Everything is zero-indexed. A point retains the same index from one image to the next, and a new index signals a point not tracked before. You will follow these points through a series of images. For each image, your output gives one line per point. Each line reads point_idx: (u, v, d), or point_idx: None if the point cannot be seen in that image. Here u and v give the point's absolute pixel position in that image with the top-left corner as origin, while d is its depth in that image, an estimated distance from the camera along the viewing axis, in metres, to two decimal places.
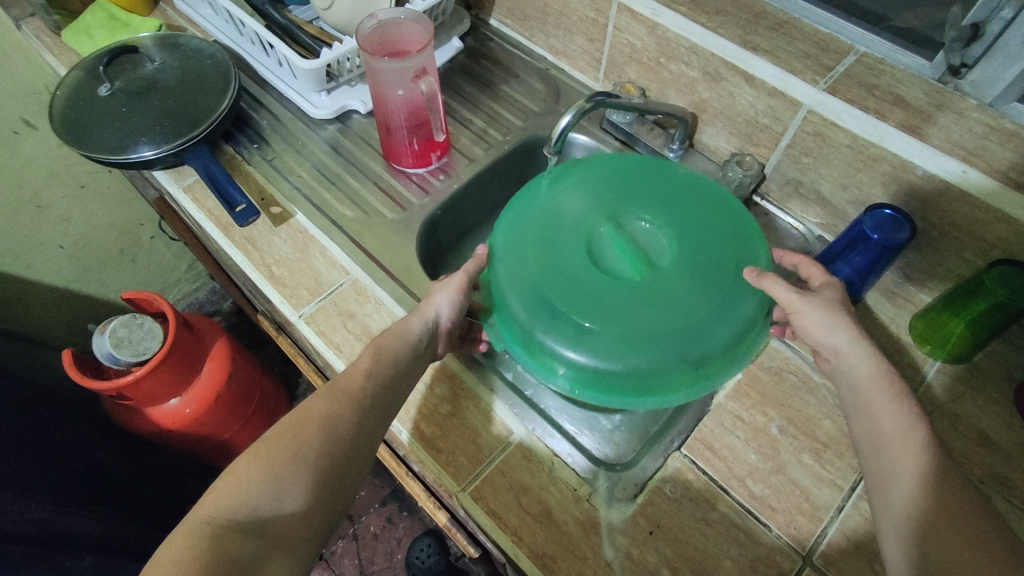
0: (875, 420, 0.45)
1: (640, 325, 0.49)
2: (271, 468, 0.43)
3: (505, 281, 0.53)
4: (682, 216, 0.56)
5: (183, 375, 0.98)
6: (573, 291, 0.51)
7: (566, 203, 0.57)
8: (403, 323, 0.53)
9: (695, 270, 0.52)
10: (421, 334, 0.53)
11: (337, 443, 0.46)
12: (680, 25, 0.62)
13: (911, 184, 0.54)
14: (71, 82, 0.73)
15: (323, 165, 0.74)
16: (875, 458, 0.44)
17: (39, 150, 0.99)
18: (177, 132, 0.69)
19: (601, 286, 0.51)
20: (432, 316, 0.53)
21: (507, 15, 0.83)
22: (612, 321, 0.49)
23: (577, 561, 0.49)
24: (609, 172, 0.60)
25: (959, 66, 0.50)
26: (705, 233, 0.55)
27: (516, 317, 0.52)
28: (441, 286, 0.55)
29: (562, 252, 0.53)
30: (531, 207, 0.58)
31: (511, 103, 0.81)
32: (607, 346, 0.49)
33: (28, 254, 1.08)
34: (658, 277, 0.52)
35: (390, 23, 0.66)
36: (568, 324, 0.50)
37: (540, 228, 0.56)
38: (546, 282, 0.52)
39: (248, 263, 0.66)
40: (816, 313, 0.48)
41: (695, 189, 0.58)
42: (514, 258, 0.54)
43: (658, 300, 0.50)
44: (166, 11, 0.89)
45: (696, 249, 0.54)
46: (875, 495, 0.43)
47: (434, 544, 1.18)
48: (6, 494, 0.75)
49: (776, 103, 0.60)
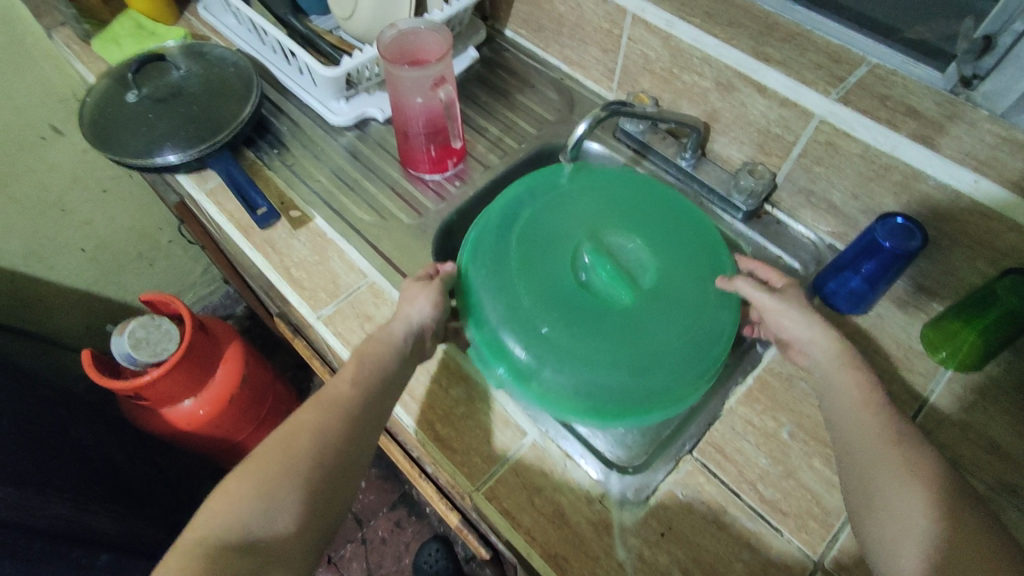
0: (854, 409, 0.46)
1: (640, 348, 0.51)
2: (266, 476, 0.44)
3: (496, 312, 0.53)
4: (655, 236, 0.59)
5: (199, 377, 1.00)
6: (570, 317, 0.52)
7: (546, 227, 0.58)
8: (386, 327, 0.53)
9: (677, 290, 0.55)
10: (407, 336, 0.53)
11: (346, 442, 0.48)
12: (694, 36, 0.63)
13: (923, 194, 0.55)
14: (99, 90, 0.76)
15: (340, 171, 0.76)
16: (847, 438, 0.46)
17: (65, 154, 1.02)
18: (200, 138, 0.70)
19: (597, 311, 0.53)
20: (413, 318, 0.53)
21: (523, 26, 0.85)
22: (614, 344, 0.51)
23: (589, 561, 0.49)
24: (580, 194, 0.61)
25: (971, 77, 0.52)
26: (675, 249, 0.58)
27: (515, 347, 0.51)
28: (417, 288, 0.55)
29: (554, 277, 0.54)
30: (509, 233, 0.58)
31: (525, 112, 0.82)
32: (612, 369, 0.50)
33: (51, 257, 1.12)
34: (648, 300, 0.54)
35: (409, 33, 0.68)
36: (572, 350, 0.50)
37: (524, 255, 0.56)
38: (542, 310, 0.52)
39: (268, 265, 0.67)
40: (783, 313, 0.52)
41: (663, 210, 0.61)
42: (503, 286, 0.54)
43: (652, 321, 0.53)
44: (191, 21, 0.91)
45: (672, 266, 0.57)
46: (849, 475, 0.45)
47: (441, 549, 1.19)
48: (23, 489, 0.76)
49: (788, 114, 0.61)
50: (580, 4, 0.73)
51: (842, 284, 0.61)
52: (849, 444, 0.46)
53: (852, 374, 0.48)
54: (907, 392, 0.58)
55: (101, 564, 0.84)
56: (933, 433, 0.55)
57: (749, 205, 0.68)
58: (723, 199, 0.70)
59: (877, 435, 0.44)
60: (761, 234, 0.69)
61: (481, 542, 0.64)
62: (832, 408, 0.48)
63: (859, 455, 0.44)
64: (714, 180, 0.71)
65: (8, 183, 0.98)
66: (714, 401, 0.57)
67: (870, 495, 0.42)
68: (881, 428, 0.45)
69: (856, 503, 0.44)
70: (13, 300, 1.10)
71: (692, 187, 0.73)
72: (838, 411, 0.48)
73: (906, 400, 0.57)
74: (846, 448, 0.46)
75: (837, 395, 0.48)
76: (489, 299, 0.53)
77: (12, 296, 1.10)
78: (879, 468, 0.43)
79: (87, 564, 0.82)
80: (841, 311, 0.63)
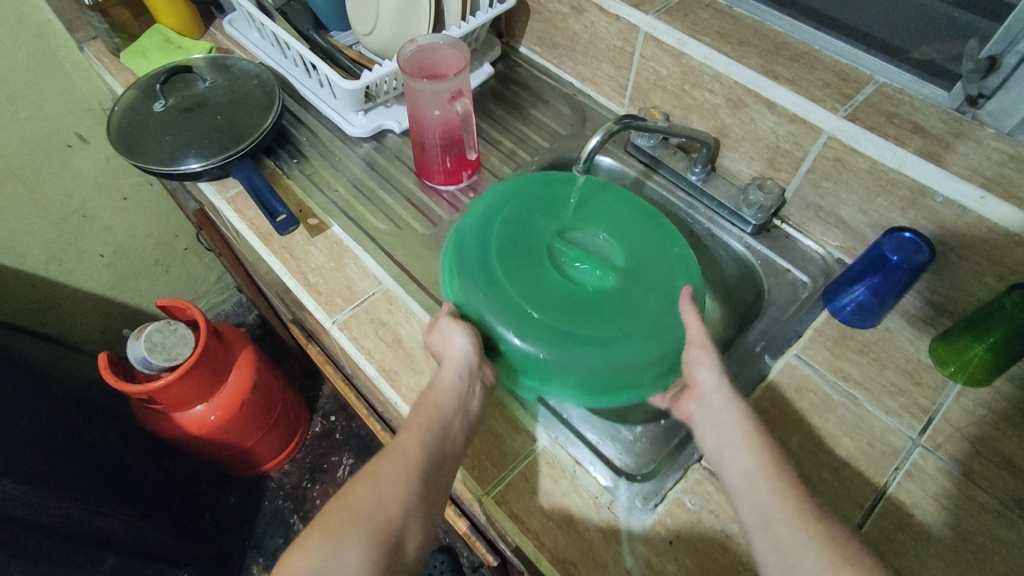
0: (758, 475, 0.44)
1: (626, 329, 0.54)
2: (329, 530, 0.43)
3: (485, 315, 0.54)
4: (620, 230, 0.63)
5: (212, 383, 1.02)
6: (556, 308, 0.54)
7: (519, 230, 0.61)
8: (439, 375, 0.52)
9: (649, 274, 0.59)
10: (461, 374, 0.51)
11: (406, 492, 0.46)
12: (704, 54, 0.65)
13: (931, 209, 0.56)
14: (127, 99, 0.78)
15: (358, 181, 0.77)
16: (757, 510, 0.43)
17: (89, 162, 1.05)
18: (224, 147, 0.73)
19: (582, 299, 0.55)
20: (459, 357, 0.52)
21: (537, 43, 0.87)
22: (602, 326, 0.54)
23: (597, 568, 0.49)
24: (543, 196, 0.64)
25: (977, 96, 0.54)
26: (640, 236, 0.62)
27: (512, 345, 0.53)
28: (445, 337, 0.53)
29: (537, 275, 0.57)
30: (485, 241, 0.59)
31: (539, 126, 0.84)
32: (606, 350, 0.53)
33: (71, 261, 1.14)
34: (628, 287, 0.57)
35: (428, 48, 0.70)
36: (564, 338, 0.53)
37: (504, 259, 0.58)
38: (531, 304, 0.54)
39: (285, 270, 0.69)
40: (702, 350, 0.51)
41: (624, 207, 0.64)
42: (490, 288, 0.55)
43: (633, 305, 0.56)
44: (216, 35, 0.94)
45: (639, 252, 0.61)
46: (766, 551, 0.41)
47: (447, 561, 1.18)
48: (38, 488, 0.77)
49: (797, 130, 0.62)
50: (593, 22, 0.75)
51: (850, 298, 0.62)
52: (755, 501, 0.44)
53: (748, 438, 0.46)
54: (916, 405, 0.58)
55: (109, 566, 0.83)
56: (942, 447, 0.55)
57: (759, 219, 0.69)
58: (733, 213, 0.71)
59: (794, 507, 0.42)
60: (770, 248, 0.70)
61: (489, 550, 0.64)
62: (732, 475, 0.46)
63: (778, 529, 0.41)
64: (723, 194, 0.72)
65: (34, 188, 1.01)
66: None
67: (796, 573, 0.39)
68: (795, 501, 0.42)
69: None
70: (33, 303, 1.12)
71: (702, 201, 0.74)
72: (737, 479, 0.45)
73: (915, 413, 0.57)
74: (761, 521, 0.42)
75: (734, 454, 0.46)
76: (478, 307, 0.55)
77: (32, 299, 1.12)
78: (803, 547, 0.40)
79: (94, 567, 0.81)
80: (851, 325, 0.63)
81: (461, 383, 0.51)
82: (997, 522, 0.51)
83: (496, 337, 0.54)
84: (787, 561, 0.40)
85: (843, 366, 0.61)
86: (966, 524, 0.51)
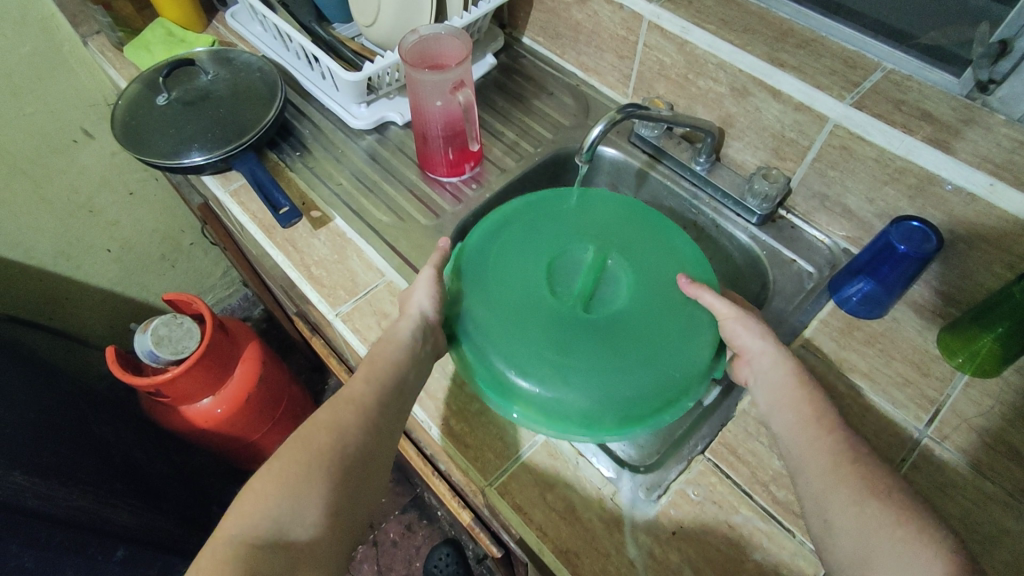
0: (799, 426, 0.47)
1: (659, 335, 0.52)
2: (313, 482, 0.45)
3: (507, 365, 0.50)
4: (614, 239, 0.60)
5: (217, 376, 1.02)
6: (588, 337, 0.51)
7: (513, 270, 0.56)
8: (393, 328, 0.53)
9: (650, 266, 0.57)
10: (414, 333, 0.52)
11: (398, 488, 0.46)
12: (709, 42, 0.64)
13: (938, 198, 0.55)
14: (131, 93, 0.78)
15: (359, 173, 0.77)
16: (798, 462, 0.46)
17: (95, 157, 1.06)
18: (226, 140, 0.73)
19: (607, 323, 0.52)
20: (416, 314, 0.53)
21: (540, 33, 0.87)
22: (639, 341, 0.51)
23: (599, 558, 0.49)
24: (520, 225, 0.60)
25: (987, 81, 0.54)
26: (626, 235, 0.60)
27: (554, 391, 0.49)
28: (411, 288, 0.54)
29: (553, 307, 0.53)
30: (483, 281, 0.55)
31: (542, 117, 0.84)
32: (652, 365, 0.50)
33: (79, 257, 1.15)
34: (642, 294, 0.55)
35: (431, 39, 0.69)
36: (608, 366, 0.49)
37: (513, 306, 0.53)
38: (558, 343, 0.50)
39: (289, 262, 0.69)
40: (736, 320, 0.51)
41: (610, 212, 0.62)
42: (504, 343, 0.51)
43: (654, 309, 0.54)
44: (219, 28, 0.94)
45: (631, 248, 0.59)
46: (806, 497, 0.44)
47: (452, 553, 1.19)
48: (49, 480, 0.78)
49: (803, 118, 0.61)
50: (597, 12, 0.75)
51: (856, 289, 0.61)
52: (797, 456, 0.46)
53: (792, 392, 0.48)
54: (921, 396, 0.57)
55: (119, 559, 0.83)
56: (948, 437, 0.55)
57: (764, 208, 0.68)
58: (737, 203, 0.70)
59: (825, 464, 0.44)
60: (775, 239, 0.69)
61: (493, 541, 0.64)
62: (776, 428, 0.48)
63: (813, 481, 0.44)
64: (728, 185, 0.71)
65: (41, 184, 1.02)
66: (726, 402, 0.57)
67: (830, 516, 0.42)
68: (832, 448, 0.45)
69: (815, 522, 0.43)
70: (43, 298, 1.14)
71: (706, 192, 0.73)
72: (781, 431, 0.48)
73: (920, 403, 0.57)
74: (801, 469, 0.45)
75: (778, 414, 0.48)
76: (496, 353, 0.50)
77: (43, 294, 1.14)
78: (836, 489, 0.43)
79: (105, 559, 0.81)
80: (858, 315, 0.63)
81: (413, 341, 0.52)
82: (1002, 513, 0.50)
83: (536, 389, 0.49)
84: (824, 506, 0.43)
85: (848, 357, 0.60)
86: (973, 514, 0.50)
